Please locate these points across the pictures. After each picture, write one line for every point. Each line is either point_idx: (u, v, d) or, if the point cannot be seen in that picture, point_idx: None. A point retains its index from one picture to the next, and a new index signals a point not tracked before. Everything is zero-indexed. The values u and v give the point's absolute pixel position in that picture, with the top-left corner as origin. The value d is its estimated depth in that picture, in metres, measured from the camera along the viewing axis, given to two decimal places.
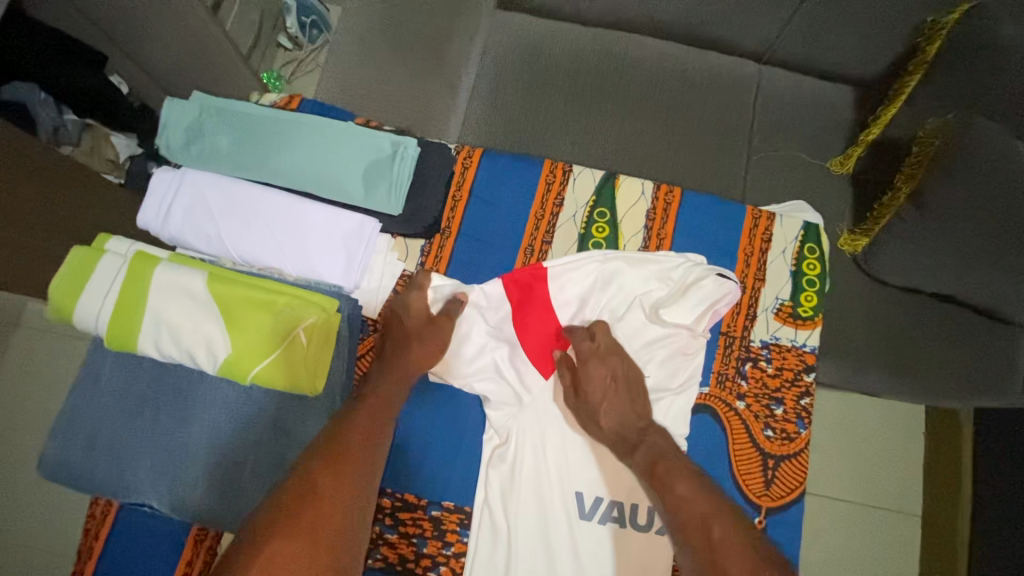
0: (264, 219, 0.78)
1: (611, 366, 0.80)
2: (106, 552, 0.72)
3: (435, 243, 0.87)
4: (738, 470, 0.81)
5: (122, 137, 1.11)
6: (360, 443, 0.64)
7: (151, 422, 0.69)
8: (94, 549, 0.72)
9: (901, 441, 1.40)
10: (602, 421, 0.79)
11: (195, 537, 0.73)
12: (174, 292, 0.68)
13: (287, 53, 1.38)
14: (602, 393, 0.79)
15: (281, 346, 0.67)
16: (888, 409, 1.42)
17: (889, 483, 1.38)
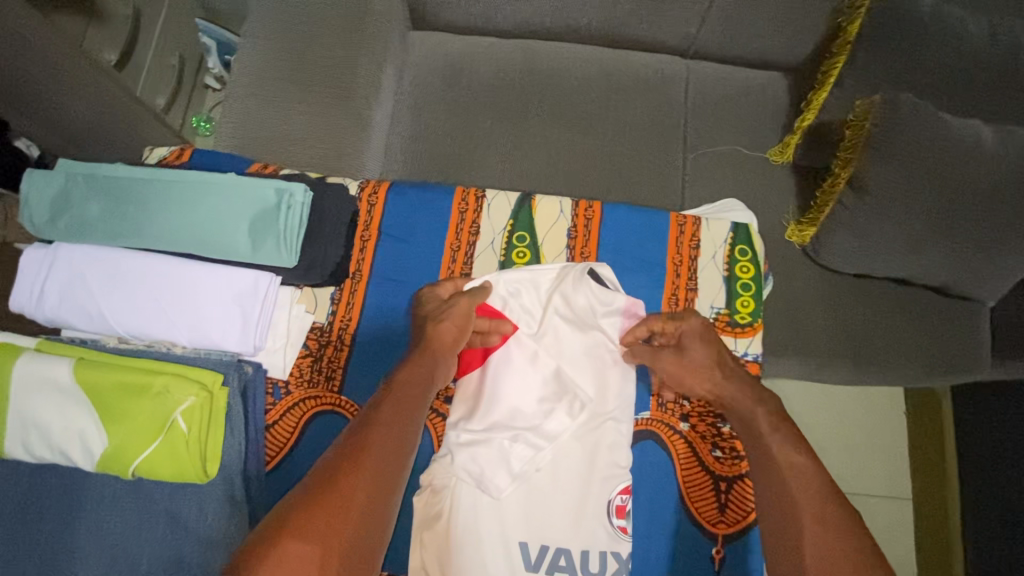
0: (145, 289, 0.72)
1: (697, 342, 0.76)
2: None
3: (346, 289, 0.82)
4: (686, 495, 0.76)
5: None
6: (383, 436, 0.60)
7: (32, 531, 0.63)
8: None
9: (884, 424, 1.35)
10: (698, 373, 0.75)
11: None
12: (39, 388, 0.61)
13: (216, 87, 1.39)
14: (693, 365, 0.75)
15: (161, 433, 0.61)
16: (862, 395, 1.36)
17: (872, 468, 1.32)
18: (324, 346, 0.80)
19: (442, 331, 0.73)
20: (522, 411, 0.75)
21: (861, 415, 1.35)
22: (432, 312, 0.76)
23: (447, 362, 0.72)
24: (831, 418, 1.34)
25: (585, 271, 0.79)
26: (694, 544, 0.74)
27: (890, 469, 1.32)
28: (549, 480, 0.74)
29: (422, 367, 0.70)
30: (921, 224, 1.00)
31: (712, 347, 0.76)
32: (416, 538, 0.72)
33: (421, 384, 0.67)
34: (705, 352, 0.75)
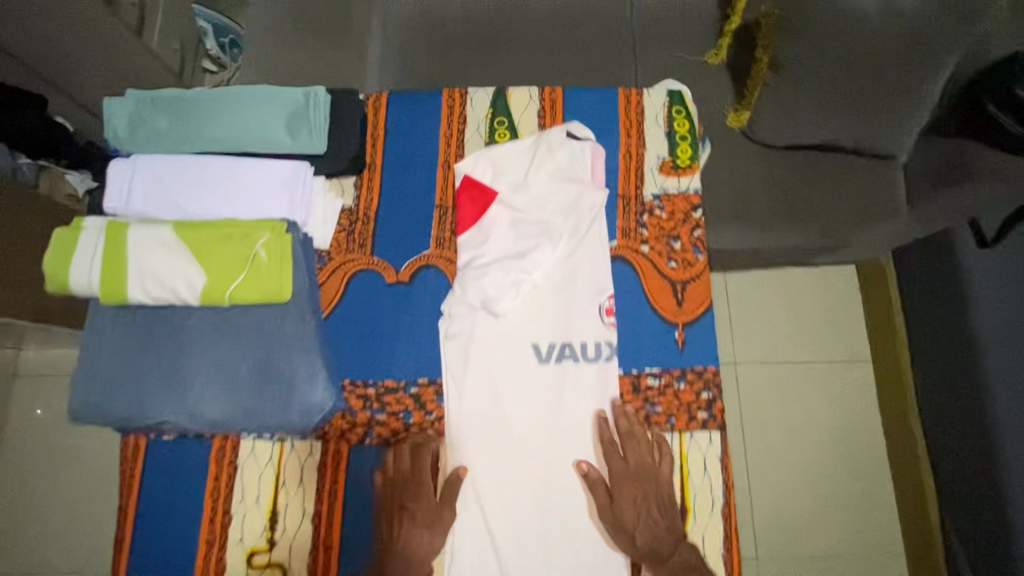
0: (211, 179, 0.92)
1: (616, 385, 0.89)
2: (150, 467, 0.90)
3: (365, 176, 1.02)
4: (652, 297, 0.96)
5: (74, 174, 1.23)
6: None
7: (156, 357, 0.83)
8: (135, 470, 0.90)
9: (841, 304, 1.86)
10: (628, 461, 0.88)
11: (221, 446, 0.91)
12: (150, 244, 0.81)
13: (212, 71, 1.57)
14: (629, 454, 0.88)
15: (247, 266, 0.80)
16: (825, 283, 1.88)
17: (834, 338, 1.84)
18: (355, 221, 1.00)
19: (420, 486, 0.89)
20: (508, 248, 0.96)
21: (826, 298, 1.87)
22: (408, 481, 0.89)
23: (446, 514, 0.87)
24: (796, 303, 1.88)
25: (564, 134, 0.99)
26: (661, 332, 0.95)
27: (852, 339, 1.84)
28: (544, 295, 0.96)
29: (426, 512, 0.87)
30: (828, 90, 1.22)
31: (641, 497, 0.86)
32: (444, 332, 0.94)
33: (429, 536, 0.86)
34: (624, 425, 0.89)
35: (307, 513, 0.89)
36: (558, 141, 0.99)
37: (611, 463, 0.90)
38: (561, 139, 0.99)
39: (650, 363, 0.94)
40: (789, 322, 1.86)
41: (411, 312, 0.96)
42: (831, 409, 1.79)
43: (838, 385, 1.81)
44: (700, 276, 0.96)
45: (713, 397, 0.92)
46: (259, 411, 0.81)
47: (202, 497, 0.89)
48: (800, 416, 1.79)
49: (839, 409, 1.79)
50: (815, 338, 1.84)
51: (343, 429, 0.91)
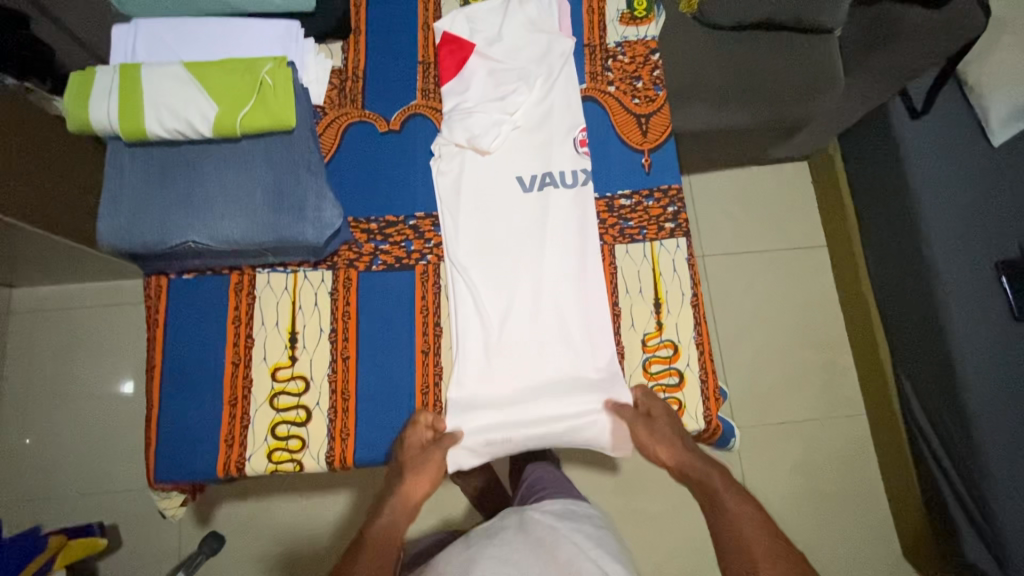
0: (212, 38, 1.00)
1: (665, 417, 0.93)
2: (172, 302, 0.98)
3: (352, 41, 1.10)
4: (620, 131, 1.07)
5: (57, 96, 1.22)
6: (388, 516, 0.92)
7: (175, 187, 0.90)
8: (160, 305, 0.97)
9: (794, 194, 2.02)
10: (655, 414, 0.93)
11: (237, 280, 0.99)
12: (162, 79, 0.89)
13: None
14: (659, 427, 0.92)
15: (255, 92, 0.88)
16: (780, 177, 2.04)
17: (791, 226, 2.00)
18: (345, 80, 1.08)
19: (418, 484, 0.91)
20: (488, 92, 1.06)
21: (782, 190, 2.03)
22: (416, 456, 0.90)
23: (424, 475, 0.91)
24: (755, 196, 2.02)
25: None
26: (629, 158, 1.06)
27: (808, 226, 2.00)
28: (523, 134, 1.06)
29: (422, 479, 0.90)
30: None
31: (676, 428, 0.93)
32: (436, 170, 1.04)
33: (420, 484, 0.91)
34: (669, 421, 0.93)
35: (324, 332, 0.97)
36: None
37: (592, 269, 1.00)
38: None
39: (622, 186, 1.05)
40: (751, 213, 2.01)
41: (403, 156, 1.06)
42: (794, 290, 1.95)
43: (798, 268, 1.97)
44: (661, 108, 1.07)
45: (678, 210, 1.03)
46: (275, 227, 0.89)
47: (225, 326, 0.97)
48: (765, 298, 1.94)
49: (799, 288, 1.95)
50: (774, 228, 2.00)
51: (350, 258, 1.00)
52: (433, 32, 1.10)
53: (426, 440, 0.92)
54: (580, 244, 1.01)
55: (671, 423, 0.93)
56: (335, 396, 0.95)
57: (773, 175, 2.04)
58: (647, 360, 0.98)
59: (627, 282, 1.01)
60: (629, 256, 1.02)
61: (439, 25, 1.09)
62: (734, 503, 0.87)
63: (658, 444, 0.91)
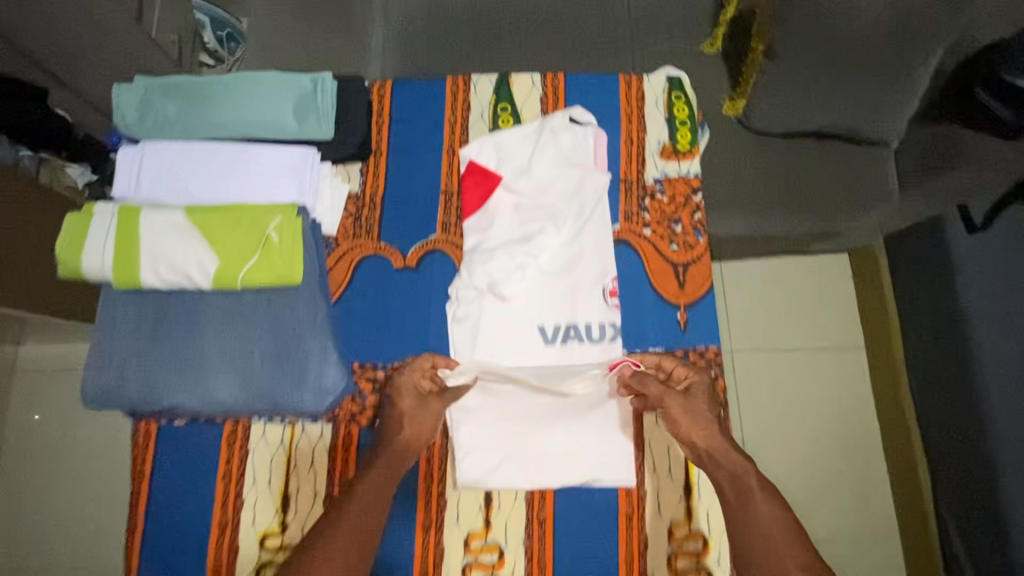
0: (220, 166, 0.93)
1: (702, 397, 0.89)
2: (160, 453, 0.90)
3: (371, 162, 1.03)
4: (655, 280, 0.98)
5: (76, 166, 1.16)
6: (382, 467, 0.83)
7: (168, 341, 0.84)
8: (146, 457, 0.90)
9: None
10: (688, 390, 0.90)
11: (231, 431, 0.91)
12: (162, 228, 0.82)
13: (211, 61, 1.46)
14: (694, 411, 0.88)
15: (260, 247, 0.81)
16: None
17: None
18: (362, 208, 1.01)
19: (415, 433, 0.88)
20: (513, 230, 0.98)
21: None
22: (409, 407, 0.90)
23: (423, 424, 0.89)
24: None
25: (567, 120, 1.01)
26: (663, 313, 0.97)
27: None
28: (549, 278, 0.97)
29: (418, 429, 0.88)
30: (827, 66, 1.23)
31: (712, 411, 0.89)
32: (452, 316, 0.96)
33: (420, 425, 0.88)
34: (705, 402, 0.89)
35: (320, 497, 0.89)
36: (560, 125, 1.01)
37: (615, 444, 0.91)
38: (565, 123, 1.01)
39: (654, 343, 0.96)
40: None
41: (418, 297, 0.98)
42: None
43: None
44: (701, 256, 0.98)
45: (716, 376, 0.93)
46: (271, 394, 0.83)
47: (215, 484, 0.89)
48: None
49: None
50: None
51: (352, 412, 0.93)
52: (457, 159, 1.03)
53: (422, 389, 0.91)
54: (604, 409, 0.92)
55: (710, 411, 0.89)
56: None
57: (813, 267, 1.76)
58: (671, 551, 0.88)
59: (653, 456, 0.92)
60: (657, 426, 0.92)
61: (463, 151, 1.02)
62: (763, 499, 0.80)
63: (692, 424, 0.87)
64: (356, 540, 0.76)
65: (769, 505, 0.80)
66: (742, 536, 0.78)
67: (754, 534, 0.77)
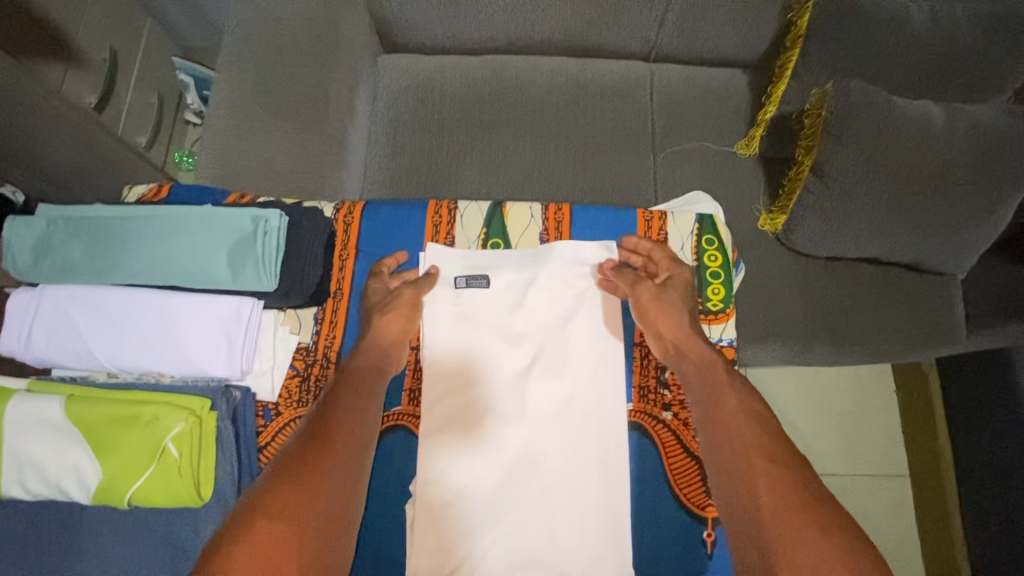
0: (130, 323, 0.74)
1: (682, 289, 0.81)
2: None
3: (328, 308, 0.83)
4: (676, 484, 0.77)
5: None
6: (361, 360, 0.75)
7: (34, 570, 0.64)
8: None
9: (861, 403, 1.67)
10: (667, 285, 0.81)
11: None
12: (32, 427, 0.63)
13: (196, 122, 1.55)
14: (668, 303, 0.79)
15: (154, 461, 0.62)
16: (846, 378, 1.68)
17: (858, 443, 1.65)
18: (311, 367, 0.80)
19: (388, 321, 0.79)
20: (495, 400, 0.78)
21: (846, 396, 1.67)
22: (378, 303, 0.81)
23: (393, 319, 0.79)
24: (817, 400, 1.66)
25: (565, 257, 0.84)
26: (685, 531, 0.75)
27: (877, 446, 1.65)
28: (544, 480, 0.74)
29: (393, 321, 0.79)
30: (890, 187, 1.03)
31: (687, 304, 0.80)
32: (411, 520, 0.74)
33: (400, 312, 0.79)
34: (682, 296, 0.80)
35: None
36: (551, 260, 0.84)
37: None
38: (557, 260, 0.84)
39: (672, 573, 0.74)
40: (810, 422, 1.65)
41: (375, 491, 0.78)
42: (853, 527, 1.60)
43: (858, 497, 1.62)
44: None
45: None
46: None
47: None
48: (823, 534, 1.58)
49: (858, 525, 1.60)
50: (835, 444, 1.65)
51: None
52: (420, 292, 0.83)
53: (389, 286, 0.83)
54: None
55: (689, 310, 0.80)
56: None
57: (850, 375, 1.51)
58: None
59: None
60: None
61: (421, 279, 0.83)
62: (743, 400, 0.71)
63: (662, 313, 0.78)
64: (321, 508, 0.59)
65: (747, 405, 0.70)
66: (716, 440, 0.69)
67: (726, 443, 0.68)
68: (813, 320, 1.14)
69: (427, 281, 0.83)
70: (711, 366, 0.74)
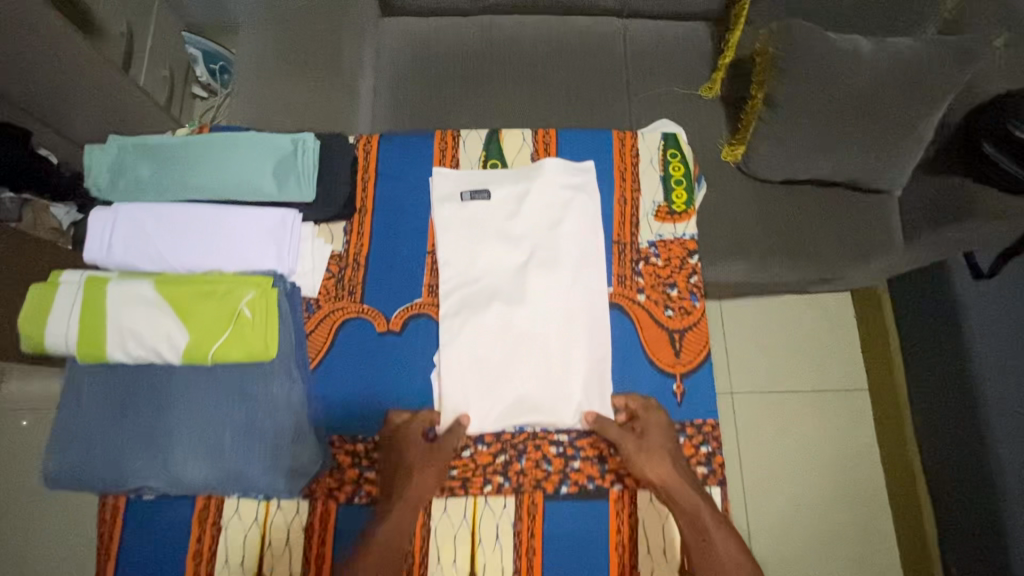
0: (193, 229, 0.89)
1: (660, 433, 0.86)
2: (129, 530, 0.86)
3: (355, 221, 0.99)
4: (649, 348, 0.93)
5: (60, 206, 1.15)
6: (393, 528, 0.80)
7: (135, 419, 0.79)
8: (113, 544, 0.85)
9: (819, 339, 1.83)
10: (647, 431, 0.86)
11: (205, 508, 0.86)
12: (130, 302, 0.78)
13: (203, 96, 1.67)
14: (651, 450, 0.84)
15: (231, 323, 0.78)
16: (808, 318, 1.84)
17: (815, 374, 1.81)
18: (344, 269, 0.97)
19: (424, 479, 0.83)
20: (498, 280, 0.94)
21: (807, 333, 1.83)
22: (402, 452, 0.86)
23: (422, 476, 0.83)
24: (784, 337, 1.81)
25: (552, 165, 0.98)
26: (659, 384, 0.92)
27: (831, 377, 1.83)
28: (542, 344, 0.91)
29: (417, 456, 0.85)
30: (829, 113, 1.20)
31: (667, 442, 0.86)
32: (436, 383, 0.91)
33: (424, 467, 0.84)
34: (662, 436, 0.86)
35: (294, 575, 0.85)
36: (543, 168, 0.98)
37: (594, 526, 0.85)
38: (546, 166, 0.99)
39: None
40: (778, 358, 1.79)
41: (404, 364, 0.93)
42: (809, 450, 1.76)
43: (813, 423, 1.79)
44: (697, 324, 0.94)
45: (712, 452, 0.89)
46: (244, 476, 0.78)
47: (184, 563, 0.85)
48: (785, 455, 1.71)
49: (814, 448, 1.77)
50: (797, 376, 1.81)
51: (330, 487, 0.87)
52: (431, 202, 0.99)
53: (423, 439, 0.87)
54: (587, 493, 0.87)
55: (670, 442, 0.86)
56: None
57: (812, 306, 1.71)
58: None
59: (648, 537, 0.85)
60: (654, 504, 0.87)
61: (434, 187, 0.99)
62: (720, 536, 0.80)
63: (652, 462, 0.83)
64: None
65: (722, 536, 0.80)
66: None
67: None
68: (770, 237, 1.32)
69: (454, 433, 0.86)
70: (697, 506, 0.81)
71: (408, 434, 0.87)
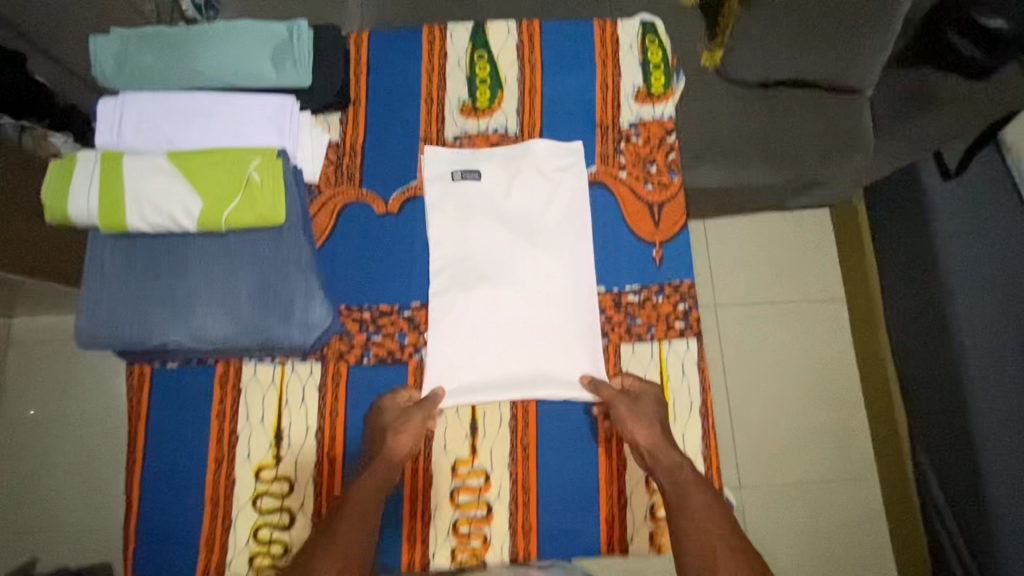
0: (197, 113, 0.94)
1: (653, 403, 0.90)
2: (157, 393, 0.94)
3: (350, 112, 1.04)
4: (630, 219, 1.00)
5: (59, 135, 1.11)
6: (371, 482, 0.84)
7: (156, 282, 0.86)
8: (143, 405, 0.93)
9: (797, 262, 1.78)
10: (639, 399, 0.90)
11: (225, 372, 0.94)
12: (146, 173, 0.84)
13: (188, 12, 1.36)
14: (641, 413, 0.88)
15: (241, 187, 0.84)
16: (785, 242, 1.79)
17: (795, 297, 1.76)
18: (342, 156, 1.03)
19: (400, 441, 0.87)
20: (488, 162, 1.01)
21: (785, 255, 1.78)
22: (392, 421, 0.89)
23: (399, 436, 0.87)
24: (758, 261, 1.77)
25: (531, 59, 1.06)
26: (639, 251, 0.99)
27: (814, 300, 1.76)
28: (529, 218, 0.99)
29: (404, 424, 0.88)
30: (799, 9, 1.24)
31: (659, 413, 0.89)
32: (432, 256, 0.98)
33: (407, 435, 0.87)
34: (653, 407, 0.89)
35: (310, 429, 0.93)
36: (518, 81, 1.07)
37: (582, 376, 0.94)
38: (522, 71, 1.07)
39: (632, 279, 0.98)
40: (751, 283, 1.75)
41: (402, 242, 1.00)
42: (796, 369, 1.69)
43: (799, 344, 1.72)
44: (674, 197, 1.00)
45: (689, 309, 0.96)
46: (260, 328, 0.85)
47: (208, 421, 0.93)
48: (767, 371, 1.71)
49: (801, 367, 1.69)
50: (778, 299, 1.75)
51: (340, 351, 0.95)
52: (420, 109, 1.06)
53: (404, 405, 0.91)
54: (580, 427, 0.94)
55: (663, 418, 0.89)
56: (321, 498, 0.91)
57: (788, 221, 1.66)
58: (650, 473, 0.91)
59: (632, 385, 0.94)
60: (636, 356, 0.96)
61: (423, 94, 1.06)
62: (699, 494, 0.82)
63: (639, 423, 0.87)
64: None
65: (703, 498, 0.82)
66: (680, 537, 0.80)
67: (686, 546, 0.78)
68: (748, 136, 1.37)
69: (432, 399, 0.91)
70: (681, 470, 0.84)
71: (399, 409, 0.91)
